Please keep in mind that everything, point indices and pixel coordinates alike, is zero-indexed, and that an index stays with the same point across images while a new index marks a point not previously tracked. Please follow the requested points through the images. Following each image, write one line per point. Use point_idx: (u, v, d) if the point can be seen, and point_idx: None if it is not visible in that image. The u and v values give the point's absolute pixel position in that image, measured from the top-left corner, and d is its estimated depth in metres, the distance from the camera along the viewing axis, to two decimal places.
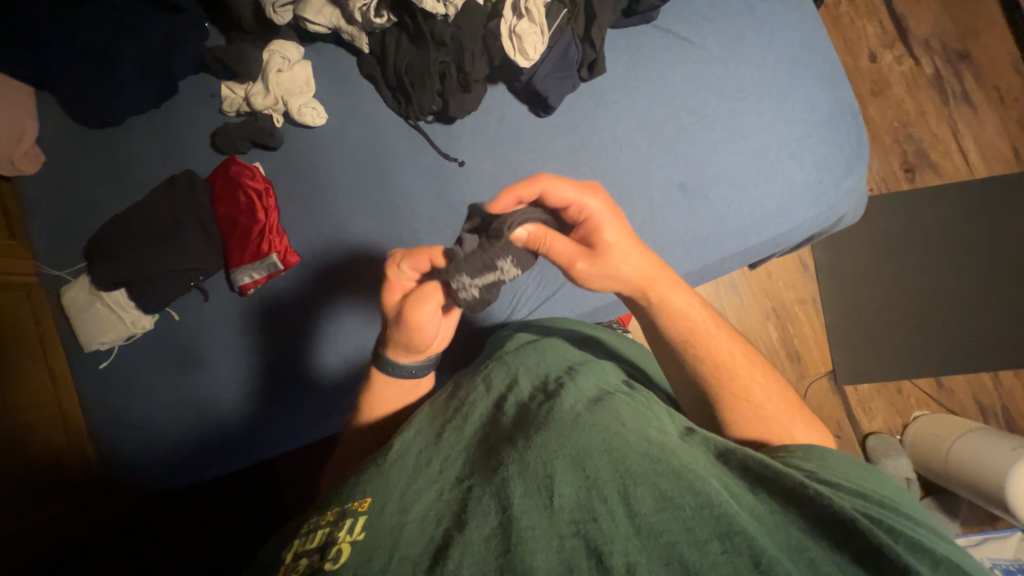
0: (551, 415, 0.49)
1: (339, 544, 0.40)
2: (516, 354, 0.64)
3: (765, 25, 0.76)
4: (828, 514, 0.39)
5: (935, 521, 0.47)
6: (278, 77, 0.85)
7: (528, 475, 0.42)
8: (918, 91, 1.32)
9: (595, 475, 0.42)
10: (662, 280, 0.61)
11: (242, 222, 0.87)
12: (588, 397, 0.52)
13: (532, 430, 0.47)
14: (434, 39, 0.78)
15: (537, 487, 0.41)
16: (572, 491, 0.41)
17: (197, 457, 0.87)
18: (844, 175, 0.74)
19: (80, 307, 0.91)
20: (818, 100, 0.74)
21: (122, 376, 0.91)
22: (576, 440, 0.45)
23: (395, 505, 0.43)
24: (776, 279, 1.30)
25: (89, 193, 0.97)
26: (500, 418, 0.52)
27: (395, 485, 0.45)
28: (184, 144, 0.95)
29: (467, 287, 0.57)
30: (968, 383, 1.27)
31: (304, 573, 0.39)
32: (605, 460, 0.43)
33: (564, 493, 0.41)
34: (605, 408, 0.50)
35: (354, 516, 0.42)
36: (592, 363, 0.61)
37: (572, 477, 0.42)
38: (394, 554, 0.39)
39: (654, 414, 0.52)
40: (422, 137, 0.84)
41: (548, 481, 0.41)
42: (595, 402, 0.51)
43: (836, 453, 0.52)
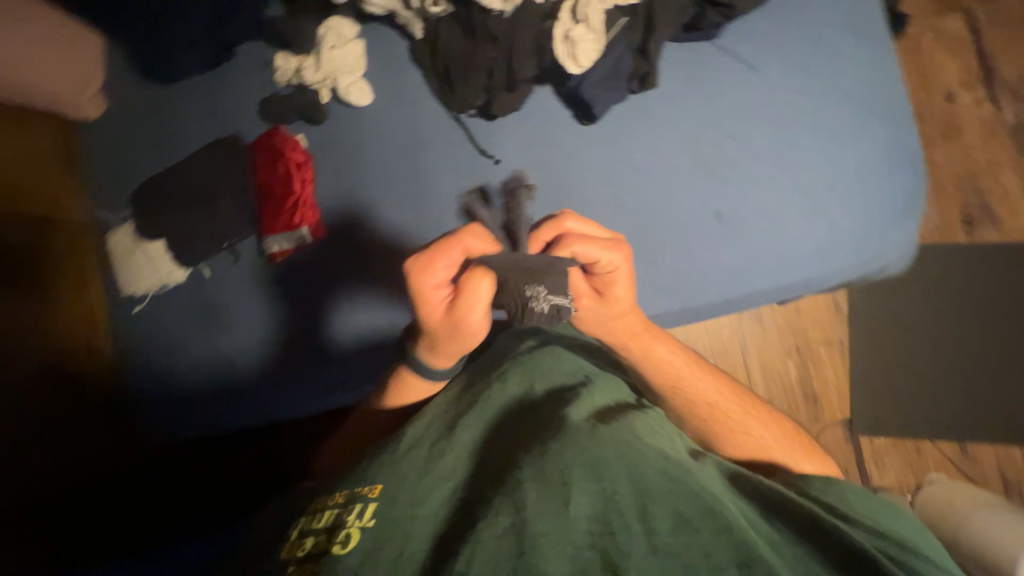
0: (567, 423, 0.49)
1: (348, 528, 0.40)
2: (529, 353, 0.63)
3: (833, 56, 0.72)
4: (846, 555, 0.40)
5: (947, 558, 0.48)
6: (331, 53, 0.87)
7: (543, 480, 0.42)
8: (992, 140, 1.23)
9: (613, 488, 0.42)
10: (644, 337, 0.64)
11: (277, 191, 0.90)
12: (601, 411, 0.53)
13: (548, 437, 0.47)
14: (485, 34, 0.77)
15: (552, 493, 0.41)
16: (590, 501, 0.41)
17: (219, 407, 0.92)
18: (891, 227, 0.70)
19: (121, 252, 0.96)
20: (876, 143, 0.70)
21: (152, 323, 0.96)
22: (593, 451, 0.45)
23: (406, 497, 0.43)
24: (804, 316, 1.25)
25: (142, 145, 1.01)
26: (514, 420, 0.53)
27: (407, 475, 0.45)
28: (234, 108, 0.98)
29: (540, 299, 0.52)
30: (995, 455, 1.20)
31: (312, 552, 0.40)
32: (624, 474, 0.43)
33: (581, 503, 0.41)
34: (620, 423, 0.50)
35: (364, 501, 0.43)
36: (603, 375, 0.62)
37: (589, 488, 0.42)
38: (405, 548, 0.40)
39: (669, 436, 0.52)
40: (462, 130, 0.84)
41: (565, 488, 0.41)
42: (610, 417, 0.51)
43: (854, 487, 0.53)
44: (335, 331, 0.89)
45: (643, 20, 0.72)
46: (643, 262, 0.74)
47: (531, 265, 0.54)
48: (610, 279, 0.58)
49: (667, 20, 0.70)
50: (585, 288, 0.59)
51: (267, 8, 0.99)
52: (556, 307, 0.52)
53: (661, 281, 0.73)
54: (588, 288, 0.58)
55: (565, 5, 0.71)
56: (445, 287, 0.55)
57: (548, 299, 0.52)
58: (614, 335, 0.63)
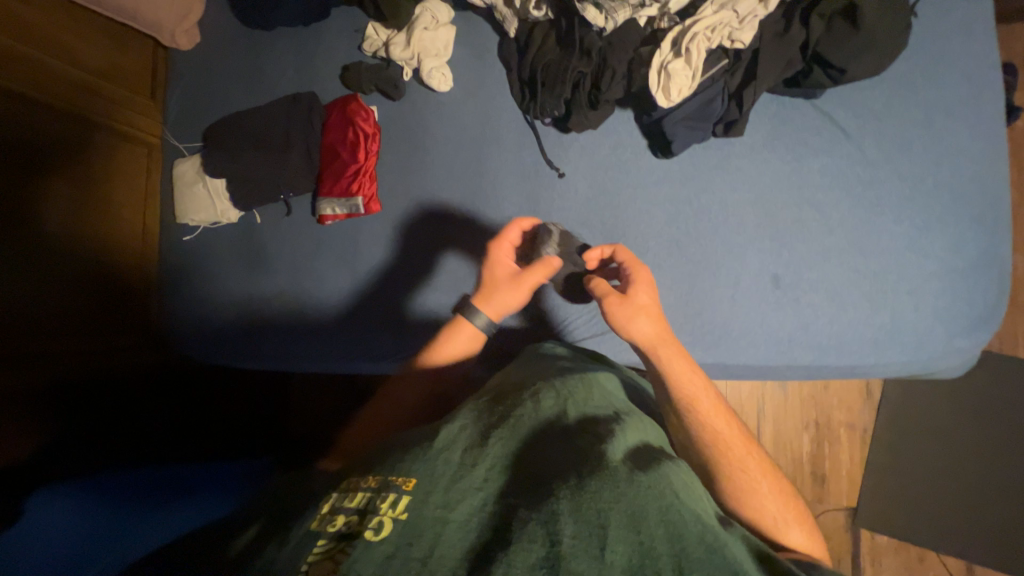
0: (605, 460, 0.47)
1: (381, 516, 0.41)
2: (567, 377, 0.60)
3: (938, 143, 0.67)
4: None
5: None
6: (422, 34, 0.87)
7: (581, 517, 0.41)
8: None
9: (650, 543, 0.40)
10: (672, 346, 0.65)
11: (342, 157, 0.91)
12: (641, 453, 0.50)
13: (586, 471, 0.46)
14: (581, 48, 0.75)
15: (588, 535, 0.40)
16: (625, 552, 0.39)
17: (249, 353, 0.94)
18: (961, 332, 0.66)
19: (186, 183, 0.99)
20: (965, 243, 0.66)
21: (200, 254, 0.99)
22: (633, 499, 0.43)
23: (438, 498, 0.42)
24: (831, 394, 1.21)
25: (226, 85, 1.04)
26: (547, 439, 0.51)
27: (438, 476, 0.44)
28: (318, 68, 1.00)
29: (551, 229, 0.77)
30: None
31: (342, 531, 0.41)
32: (661, 531, 0.41)
33: (616, 552, 0.39)
34: (661, 471, 0.47)
35: (396, 491, 0.43)
36: (637, 417, 0.58)
37: (627, 536, 0.40)
38: (433, 549, 0.39)
39: (706, 495, 0.50)
40: (534, 137, 0.83)
41: (601, 533, 0.40)
42: (651, 463, 0.48)
43: None
44: (370, 305, 0.90)
45: (746, 65, 0.69)
46: (685, 309, 0.72)
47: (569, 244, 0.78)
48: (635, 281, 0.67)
49: (773, 70, 0.67)
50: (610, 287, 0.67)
51: None
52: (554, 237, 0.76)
53: (700, 331, 0.71)
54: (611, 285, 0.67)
55: (670, 35, 0.69)
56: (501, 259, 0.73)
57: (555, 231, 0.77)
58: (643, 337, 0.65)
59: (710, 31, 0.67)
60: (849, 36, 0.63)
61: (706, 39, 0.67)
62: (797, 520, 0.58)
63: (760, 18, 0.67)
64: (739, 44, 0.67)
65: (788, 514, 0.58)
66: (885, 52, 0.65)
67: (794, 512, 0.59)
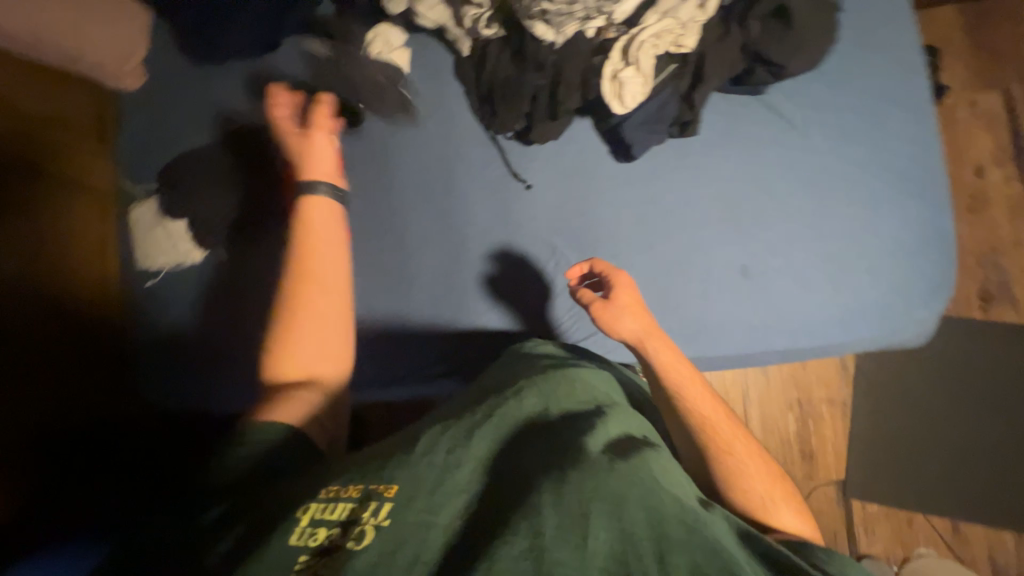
0: (584, 452, 0.48)
1: (363, 525, 0.41)
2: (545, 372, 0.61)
3: (877, 128, 0.72)
4: None
5: None
6: (377, 60, 0.87)
7: (564, 507, 0.42)
8: (1019, 220, 1.22)
9: (631, 528, 0.41)
10: (655, 339, 0.68)
11: (306, 188, 0.90)
12: (618, 443, 0.52)
13: (567, 463, 0.47)
14: (533, 61, 0.76)
15: (571, 525, 0.41)
16: (607, 538, 0.40)
17: (223, 387, 0.92)
18: (918, 304, 0.69)
19: (144, 226, 0.96)
20: (913, 220, 0.70)
21: (165, 298, 0.96)
22: (613, 486, 0.44)
23: (422, 502, 0.43)
24: (809, 371, 1.25)
25: (178, 121, 1.02)
26: (526, 437, 0.51)
27: (422, 480, 0.45)
28: (274, 99, 0.99)
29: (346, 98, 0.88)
30: (988, 538, 1.19)
31: (326, 543, 0.40)
32: (642, 515, 0.42)
33: (599, 538, 0.40)
34: (638, 459, 0.49)
35: (379, 500, 0.43)
36: (616, 407, 0.60)
37: (608, 524, 0.41)
38: (418, 554, 0.40)
39: (682, 478, 0.51)
40: (498, 151, 0.84)
41: (584, 522, 0.41)
42: (628, 452, 0.50)
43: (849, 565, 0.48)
44: None
45: (694, 68, 0.71)
46: (663, 308, 0.73)
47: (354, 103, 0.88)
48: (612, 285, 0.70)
49: (718, 72, 0.70)
50: (592, 296, 0.71)
51: (318, 6, 0.99)
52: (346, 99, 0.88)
53: (679, 327, 0.73)
54: (592, 294, 0.70)
55: (618, 43, 0.71)
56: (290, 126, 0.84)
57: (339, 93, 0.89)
58: (627, 336, 0.68)
59: (656, 39, 0.69)
60: (779, 40, 0.68)
61: (653, 46, 0.69)
62: (789, 501, 0.58)
63: (701, 22, 0.70)
64: (684, 49, 0.70)
65: (779, 495, 0.59)
66: (818, 48, 0.69)
67: (785, 494, 0.59)
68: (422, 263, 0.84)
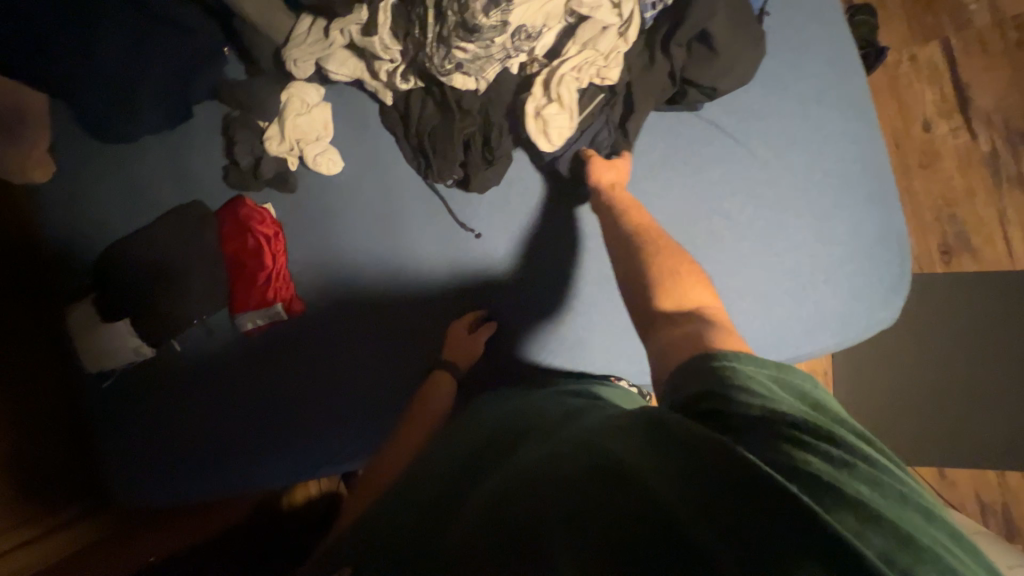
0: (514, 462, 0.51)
1: None
2: (496, 412, 0.66)
3: (817, 131, 0.70)
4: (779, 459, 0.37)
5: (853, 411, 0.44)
6: (296, 120, 0.81)
7: (488, 520, 0.44)
8: (969, 169, 1.23)
9: (542, 496, 0.43)
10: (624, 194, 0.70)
11: (248, 266, 0.86)
12: (546, 435, 0.54)
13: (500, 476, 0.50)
14: (460, 111, 0.72)
15: (496, 527, 0.43)
16: (524, 519, 0.42)
17: (197, 478, 0.89)
18: (878, 306, 0.69)
19: (84, 333, 0.89)
20: (863, 223, 0.69)
21: (123, 401, 0.91)
22: (530, 474, 0.46)
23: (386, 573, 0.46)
24: None
25: (99, 209, 0.94)
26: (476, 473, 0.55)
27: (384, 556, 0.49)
28: (201, 171, 0.93)
29: (264, 158, 0.83)
30: (972, 479, 1.24)
31: None
32: (552, 482, 0.44)
33: (518, 524, 0.42)
34: (559, 440, 0.51)
35: None
36: (558, 405, 0.63)
37: (525, 511, 0.42)
38: None
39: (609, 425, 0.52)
40: (440, 201, 0.83)
41: (505, 518, 0.43)
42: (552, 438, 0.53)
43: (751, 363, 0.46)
44: (326, 397, 0.87)
45: (624, 100, 0.70)
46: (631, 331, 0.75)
47: (271, 159, 0.83)
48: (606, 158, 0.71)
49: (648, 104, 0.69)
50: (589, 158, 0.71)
51: (226, 66, 0.91)
52: (262, 159, 0.83)
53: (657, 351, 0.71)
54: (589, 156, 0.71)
55: (539, 79, 0.68)
56: (236, 221, 0.85)
57: (253, 153, 0.84)
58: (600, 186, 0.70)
59: (576, 72, 0.67)
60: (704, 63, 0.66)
61: (574, 79, 0.67)
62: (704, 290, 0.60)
63: (624, 53, 0.67)
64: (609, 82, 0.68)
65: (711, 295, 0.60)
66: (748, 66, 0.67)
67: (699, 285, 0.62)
68: (381, 311, 0.86)
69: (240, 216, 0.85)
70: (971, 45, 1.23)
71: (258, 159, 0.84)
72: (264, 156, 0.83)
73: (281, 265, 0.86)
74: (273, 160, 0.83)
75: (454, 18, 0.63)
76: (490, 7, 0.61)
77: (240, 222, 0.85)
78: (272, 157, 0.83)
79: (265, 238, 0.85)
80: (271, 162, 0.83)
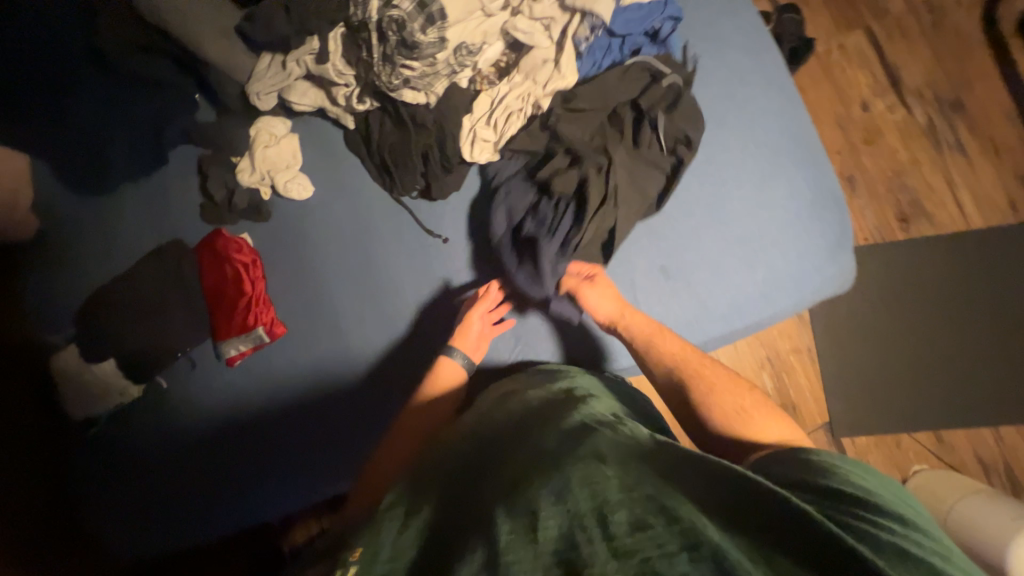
0: (538, 465, 0.52)
1: None
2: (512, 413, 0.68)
3: (745, 110, 0.76)
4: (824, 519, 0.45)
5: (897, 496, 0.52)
6: (265, 153, 0.86)
7: (513, 514, 0.45)
8: (910, 141, 1.31)
9: (574, 505, 0.44)
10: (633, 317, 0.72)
11: (228, 294, 0.88)
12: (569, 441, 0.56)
13: (522, 479, 0.51)
14: (412, 124, 0.78)
15: (519, 526, 0.44)
16: (554, 523, 0.43)
17: (187, 517, 0.88)
18: (827, 262, 0.73)
19: (69, 377, 0.89)
20: (799, 187, 0.73)
21: (108, 446, 0.90)
22: (559, 481, 0.48)
23: (386, 556, 0.46)
24: (770, 328, 1.30)
25: (78, 258, 0.96)
26: (489, 475, 0.56)
27: (385, 538, 0.48)
28: (178, 212, 0.97)
29: (239, 190, 0.88)
30: (969, 439, 1.24)
31: None
32: (584, 493, 0.46)
33: (547, 526, 0.43)
34: (586, 448, 0.53)
35: (346, 565, 0.44)
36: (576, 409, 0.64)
37: (554, 511, 0.44)
38: None
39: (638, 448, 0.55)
40: (407, 212, 0.87)
41: (532, 518, 0.44)
42: (578, 445, 0.54)
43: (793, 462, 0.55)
44: (313, 415, 0.88)
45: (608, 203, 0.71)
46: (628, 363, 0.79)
47: (246, 190, 0.88)
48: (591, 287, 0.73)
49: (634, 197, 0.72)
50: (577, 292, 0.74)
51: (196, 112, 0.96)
52: (237, 192, 0.88)
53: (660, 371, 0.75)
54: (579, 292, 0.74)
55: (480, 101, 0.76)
56: (216, 251, 0.89)
57: (227, 186, 0.88)
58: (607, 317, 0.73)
59: (520, 100, 0.75)
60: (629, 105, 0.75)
61: (517, 110, 0.75)
62: (773, 420, 0.64)
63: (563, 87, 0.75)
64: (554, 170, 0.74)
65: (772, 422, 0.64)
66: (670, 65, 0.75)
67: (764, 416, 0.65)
68: (361, 327, 0.88)
69: (219, 247, 0.88)
70: (892, 30, 1.33)
71: (232, 193, 0.88)
72: (238, 189, 0.88)
73: (262, 291, 0.89)
74: (249, 191, 0.88)
75: (395, 38, 0.71)
76: (427, 27, 0.70)
77: (219, 252, 0.88)
78: (247, 188, 0.88)
79: (245, 266, 0.88)
80: (246, 194, 0.88)
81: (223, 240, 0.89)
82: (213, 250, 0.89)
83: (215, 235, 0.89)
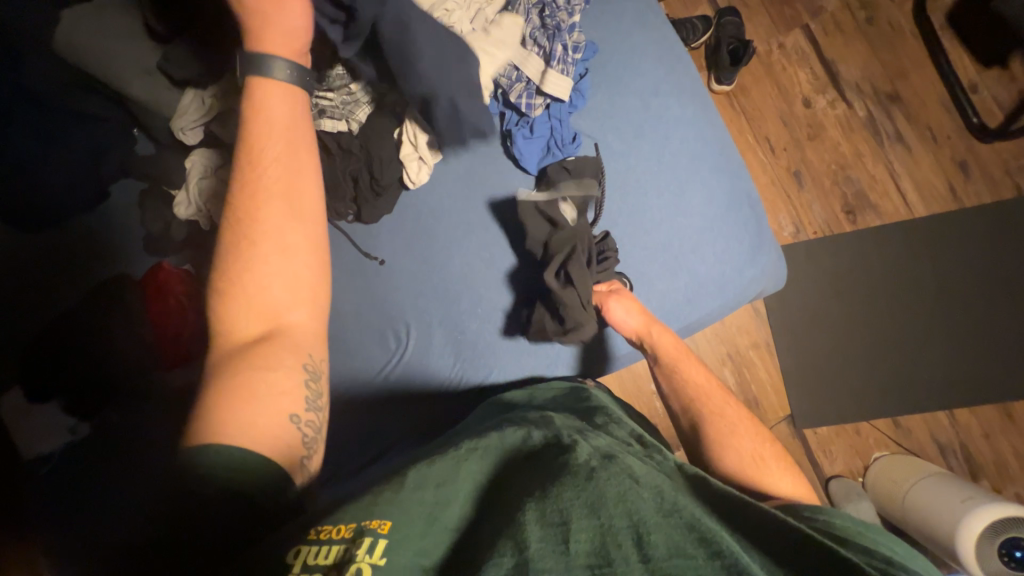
0: (567, 465, 0.51)
1: (359, 563, 0.43)
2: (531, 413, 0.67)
3: (661, 120, 0.79)
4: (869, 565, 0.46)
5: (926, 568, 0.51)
6: (199, 183, 0.86)
7: (546, 520, 0.45)
8: (852, 134, 1.34)
9: (609, 522, 0.44)
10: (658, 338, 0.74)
11: (172, 327, 0.90)
12: (599, 452, 0.54)
13: (550, 480, 0.50)
14: (338, 151, 0.81)
15: (552, 534, 0.44)
16: (587, 536, 0.44)
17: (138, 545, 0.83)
18: (747, 265, 0.77)
19: (19, 417, 0.89)
20: (715, 194, 0.78)
21: (62, 478, 0.89)
22: (591, 490, 0.47)
23: (415, 545, 0.46)
24: (729, 324, 1.32)
25: (21, 297, 0.95)
26: (511, 472, 0.55)
27: (413, 522, 0.47)
28: (123, 245, 0.97)
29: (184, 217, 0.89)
30: (924, 422, 1.27)
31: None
32: (619, 510, 0.45)
33: (580, 539, 0.43)
34: (616, 463, 0.52)
35: (374, 535, 0.45)
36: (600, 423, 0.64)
37: (585, 523, 0.44)
38: None
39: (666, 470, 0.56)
40: (343, 237, 0.86)
41: (564, 527, 0.44)
42: (607, 459, 0.53)
43: (836, 512, 0.55)
44: None
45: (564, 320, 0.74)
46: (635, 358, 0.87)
47: (191, 217, 0.89)
48: (625, 312, 0.74)
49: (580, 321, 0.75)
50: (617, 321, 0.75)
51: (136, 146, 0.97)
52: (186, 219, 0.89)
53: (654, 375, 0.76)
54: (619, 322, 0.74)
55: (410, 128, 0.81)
56: (156, 284, 0.90)
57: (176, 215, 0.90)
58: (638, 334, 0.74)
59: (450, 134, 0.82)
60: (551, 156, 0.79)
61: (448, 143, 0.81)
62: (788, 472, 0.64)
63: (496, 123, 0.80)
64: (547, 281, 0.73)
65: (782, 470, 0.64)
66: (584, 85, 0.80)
67: (776, 460, 0.65)
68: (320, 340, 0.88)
69: (162, 280, 0.89)
70: (828, 27, 1.37)
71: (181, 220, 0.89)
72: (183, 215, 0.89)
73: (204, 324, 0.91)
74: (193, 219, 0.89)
75: None
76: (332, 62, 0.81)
77: (160, 284, 0.89)
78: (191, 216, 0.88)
79: (187, 298, 0.90)
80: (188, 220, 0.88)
81: (166, 273, 0.90)
82: (157, 282, 0.89)
83: (156, 269, 0.90)
